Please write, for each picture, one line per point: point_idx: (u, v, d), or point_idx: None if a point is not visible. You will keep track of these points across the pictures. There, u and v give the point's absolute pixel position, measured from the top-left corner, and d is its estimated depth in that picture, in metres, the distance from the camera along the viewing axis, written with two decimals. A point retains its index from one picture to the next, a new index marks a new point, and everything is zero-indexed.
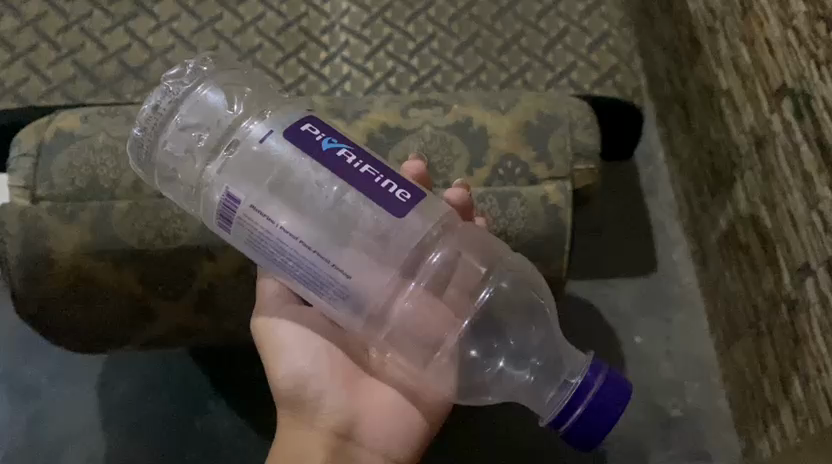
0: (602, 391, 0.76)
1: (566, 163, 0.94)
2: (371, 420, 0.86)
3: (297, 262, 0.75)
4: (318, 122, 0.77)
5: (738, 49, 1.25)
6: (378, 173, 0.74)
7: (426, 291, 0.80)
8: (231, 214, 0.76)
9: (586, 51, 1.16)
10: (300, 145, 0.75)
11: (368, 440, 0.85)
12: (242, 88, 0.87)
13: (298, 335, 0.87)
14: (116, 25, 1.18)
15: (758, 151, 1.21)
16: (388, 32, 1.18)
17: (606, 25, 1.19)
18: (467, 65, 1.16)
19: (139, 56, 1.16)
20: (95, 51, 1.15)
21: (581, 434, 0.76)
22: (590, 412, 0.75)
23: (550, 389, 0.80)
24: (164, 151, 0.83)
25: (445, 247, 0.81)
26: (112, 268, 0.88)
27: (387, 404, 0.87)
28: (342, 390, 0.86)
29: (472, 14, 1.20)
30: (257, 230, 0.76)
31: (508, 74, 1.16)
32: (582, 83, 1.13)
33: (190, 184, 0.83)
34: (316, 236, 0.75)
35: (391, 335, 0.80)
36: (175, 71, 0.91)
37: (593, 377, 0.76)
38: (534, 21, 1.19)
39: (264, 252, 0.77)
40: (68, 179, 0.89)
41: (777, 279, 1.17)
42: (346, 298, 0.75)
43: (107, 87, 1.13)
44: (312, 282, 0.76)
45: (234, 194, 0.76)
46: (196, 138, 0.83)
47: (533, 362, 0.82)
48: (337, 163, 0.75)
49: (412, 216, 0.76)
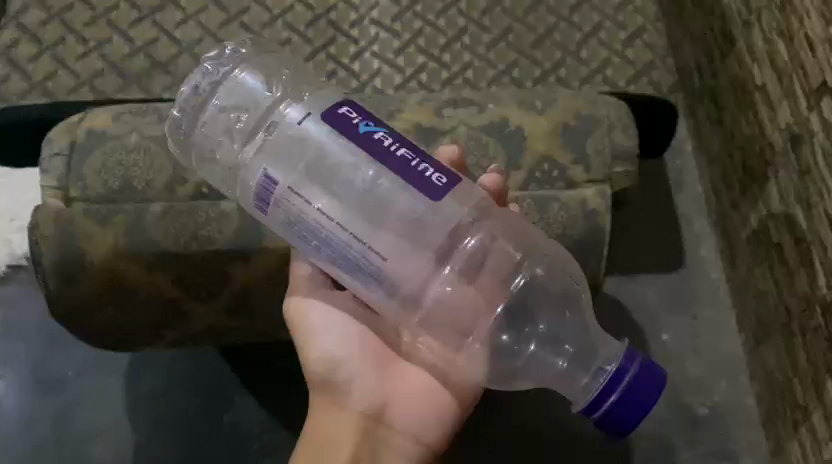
0: (636, 380, 0.75)
1: (604, 166, 0.93)
2: (403, 404, 0.85)
3: (331, 244, 0.75)
4: (354, 105, 0.76)
5: (775, 43, 1.23)
6: (413, 158, 0.73)
7: (458, 275, 0.79)
8: (266, 196, 0.75)
9: (621, 48, 1.15)
10: (336, 128, 0.75)
11: (400, 424, 0.84)
12: (280, 71, 0.87)
13: (330, 319, 0.86)
14: (142, 18, 1.17)
15: (794, 149, 1.18)
16: (419, 26, 1.16)
17: (641, 19, 1.17)
18: (498, 60, 1.14)
19: (168, 50, 1.15)
20: (123, 45, 1.15)
21: (615, 423, 0.75)
22: (624, 401, 0.75)
23: (583, 376, 0.79)
24: (202, 132, 0.83)
25: (480, 234, 0.80)
26: (146, 270, 0.87)
27: (419, 389, 0.86)
28: (374, 374, 0.85)
29: (504, 6, 1.17)
30: (292, 211, 0.75)
31: (542, 70, 1.13)
32: (616, 80, 1.12)
33: (226, 162, 0.83)
34: (350, 218, 0.75)
35: (424, 319, 0.79)
36: (215, 54, 0.92)
37: (628, 364, 0.75)
38: (567, 15, 1.17)
39: (299, 234, 0.76)
40: (102, 180, 0.88)
41: (811, 281, 1.15)
42: (381, 281, 0.75)
43: (136, 82, 1.12)
44: (344, 264, 0.76)
45: (270, 174, 0.76)
46: (234, 119, 0.83)
47: (566, 349, 0.81)
48: (374, 146, 0.74)
49: (448, 201, 0.75)
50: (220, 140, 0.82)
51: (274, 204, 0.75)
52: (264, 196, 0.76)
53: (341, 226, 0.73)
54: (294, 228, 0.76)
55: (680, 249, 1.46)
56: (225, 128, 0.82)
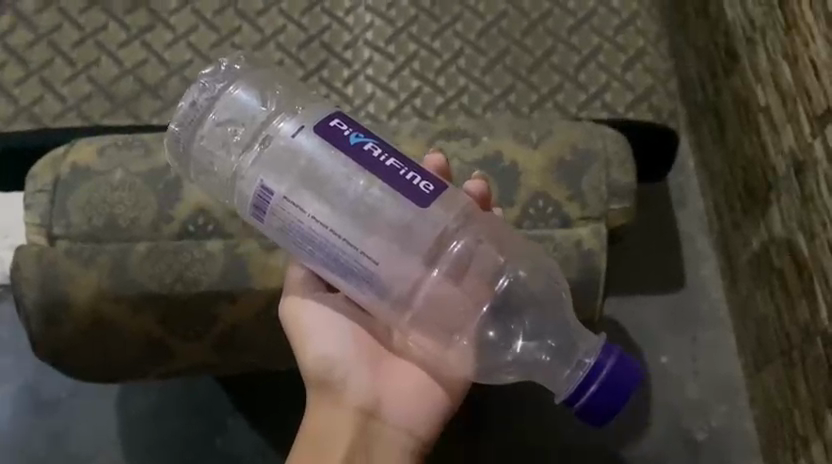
0: (614, 371, 0.74)
1: (600, 202, 0.90)
2: (395, 400, 0.83)
3: (323, 249, 0.74)
4: (345, 117, 0.75)
5: (779, 64, 1.20)
6: (403, 167, 0.72)
7: (447, 276, 0.77)
8: (262, 206, 0.74)
9: (620, 71, 1.12)
10: (327, 141, 0.74)
11: (394, 419, 0.83)
12: (273, 85, 0.86)
13: (325, 320, 0.84)
14: (131, 39, 1.15)
15: (797, 175, 1.16)
16: (413, 48, 1.14)
17: (642, 41, 1.14)
18: (495, 84, 1.11)
19: (157, 73, 1.12)
20: (111, 67, 1.12)
21: (597, 412, 0.74)
22: (604, 391, 0.73)
23: (565, 368, 0.77)
24: (199, 146, 0.82)
25: (466, 237, 0.79)
26: (131, 312, 0.86)
27: (411, 386, 0.84)
28: (368, 371, 0.83)
29: (502, 27, 1.14)
30: (286, 219, 0.74)
31: (539, 95, 1.11)
32: (615, 106, 1.10)
33: (224, 174, 0.82)
34: (341, 224, 0.73)
35: (415, 322, 0.77)
36: (210, 70, 0.91)
37: (605, 358, 0.74)
38: (566, 37, 1.14)
39: (293, 240, 0.75)
40: (86, 217, 0.86)
41: (813, 311, 1.13)
42: (373, 285, 0.74)
43: (124, 107, 1.10)
44: (338, 267, 0.74)
45: (264, 182, 0.75)
46: (231, 134, 0.81)
47: (549, 343, 0.79)
48: (363, 157, 0.73)
49: (435, 207, 0.74)
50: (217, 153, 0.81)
51: (271, 212, 0.74)
52: (259, 204, 0.74)
53: (334, 232, 0.72)
54: (288, 235, 0.75)
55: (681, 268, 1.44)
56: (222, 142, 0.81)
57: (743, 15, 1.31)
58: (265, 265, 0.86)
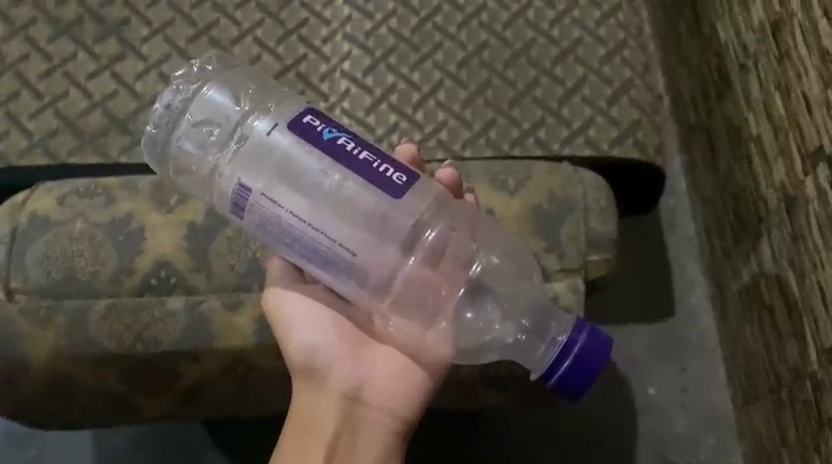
0: (585, 347, 0.75)
1: (580, 254, 0.87)
2: (378, 383, 0.82)
3: (302, 241, 0.74)
4: (318, 114, 0.75)
5: (771, 94, 1.16)
6: (375, 160, 0.72)
7: (422, 262, 0.78)
8: (241, 203, 0.74)
9: (606, 105, 1.08)
10: (301, 138, 0.74)
11: (377, 401, 0.81)
12: (246, 85, 0.87)
13: (308, 309, 0.82)
14: (101, 69, 1.12)
15: (788, 211, 1.12)
16: (391, 80, 1.10)
17: (628, 72, 1.10)
18: (475, 119, 1.08)
19: (126, 105, 1.09)
20: (80, 100, 1.09)
21: (570, 386, 0.75)
22: (576, 367, 0.74)
23: (539, 345, 0.78)
24: (177, 148, 0.83)
25: (441, 225, 0.78)
26: (90, 372, 0.83)
27: (393, 370, 0.82)
28: (349, 357, 0.82)
29: (483, 58, 1.11)
30: (265, 215, 0.74)
31: (521, 130, 1.07)
32: (600, 142, 1.06)
33: (202, 176, 0.82)
34: (319, 215, 0.73)
35: (392, 307, 0.78)
36: (183, 71, 0.92)
37: (577, 335, 0.75)
38: (550, 68, 1.10)
39: (272, 234, 0.75)
40: (44, 271, 0.84)
41: (802, 352, 1.09)
42: (351, 273, 0.74)
43: (92, 143, 1.07)
44: (318, 259, 0.74)
45: (241, 179, 0.74)
46: (207, 134, 0.82)
47: (522, 323, 0.79)
48: (337, 152, 0.73)
49: (409, 198, 0.74)
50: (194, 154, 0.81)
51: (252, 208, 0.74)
52: (238, 201, 0.74)
53: (313, 226, 0.72)
54: (267, 231, 0.75)
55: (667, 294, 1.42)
56: (199, 142, 0.82)
57: (736, 39, 1.27)
58: (227, 323, 0.83)
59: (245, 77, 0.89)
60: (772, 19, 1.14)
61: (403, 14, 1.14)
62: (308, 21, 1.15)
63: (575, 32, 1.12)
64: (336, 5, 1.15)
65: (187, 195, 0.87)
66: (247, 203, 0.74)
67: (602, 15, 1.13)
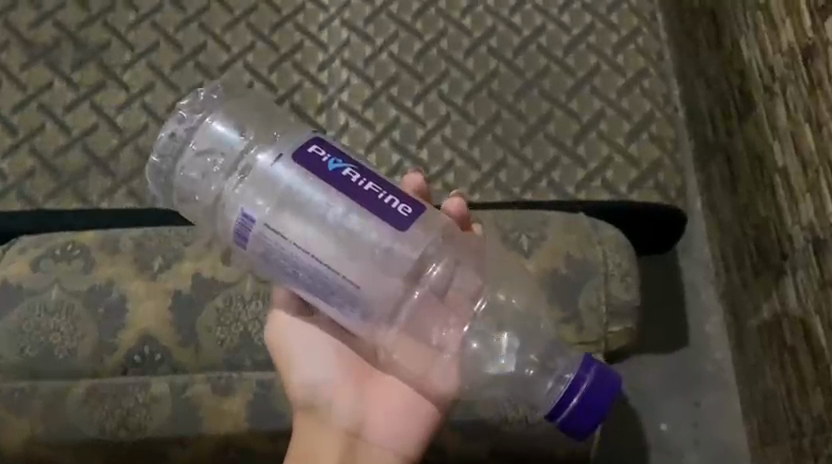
0: (594, 387, 0.65)
1: (599, 324, 0.81)
2: (381, 420, 0.73)
3: (304, 273, 0.66)
4: (324, 143, 0.67)
5: (801, 126, 1.08)
6: (378, 189, 0.65)
7: (428, 296, 0.69)
8: (244, 236, 0.67)
9: (624, 143, 1.00)
10: (304, 168, 0.66)
11: (377, 438, 0.72)
12: (250, 113, 0.78)
13: (310, 341, 0.75)
14: (80, 100, 1.04)
15: (816, 252, 1.05)
16: (393, 114, 1.02)
17: (649, 105, 1.02)
18: (484, 159, 1.00)
19: (108, 142, 1.01)
20: (57, 135, 1.01)
21: (578, 427, 0.65)
22: (585, 406, 0.65)
23: (547, 382, 0.68)
24: (180, 177, 0.75)
25: (446, 257, 0.70)
26: (70, 458, 0.77)
27: (396, 406, 0.73)
28: (349, 389, 0.74)
29: (492, 89, 1.03)
30: (268, 247, 0.66)
31: (533, 172, 0.99)
32: (618, 185, 0.98)
33: (208, 209, 0.72)
34: (321, 243, 0.65)
35: (396, 340, 0.69)
36: (188, 99, 0.84)
37: (584, 372, 0.65)
38: (564, 100, 1.02)
39: (275, 267, 0.67)
40: (18, 348, 0.78)
41: (829, 403, 1.03)
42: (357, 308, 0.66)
43: (70, 185, 0.98)
44: (321, 291, 0.66)
45: (244, 209, 0.67)
46: (211, 164, 0.73)
47: (528, 357, 0.70)
48: (341, 183, 0.65)
49: (415, 231, 0.66)
50: (196, 184, 0.73)
51: (256, 240, 0.66)
52: (242, 233, 0.67)
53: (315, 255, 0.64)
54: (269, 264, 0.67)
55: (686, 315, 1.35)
56: (202, 172, 0.73)
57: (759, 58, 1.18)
58: (216, 409, 0.77)
59: (249, 106, 0.80)
60: (803, 44, 1.06)
61: (405, 40, 1.06)
62: (303, 46, 1.06)
63: (591, 60, 1.05)
64: (333, 28, 1.07)
65: (175, 262, 0.81)
66: (251, 236, 0.66)
67: (620, 41, 1.06)
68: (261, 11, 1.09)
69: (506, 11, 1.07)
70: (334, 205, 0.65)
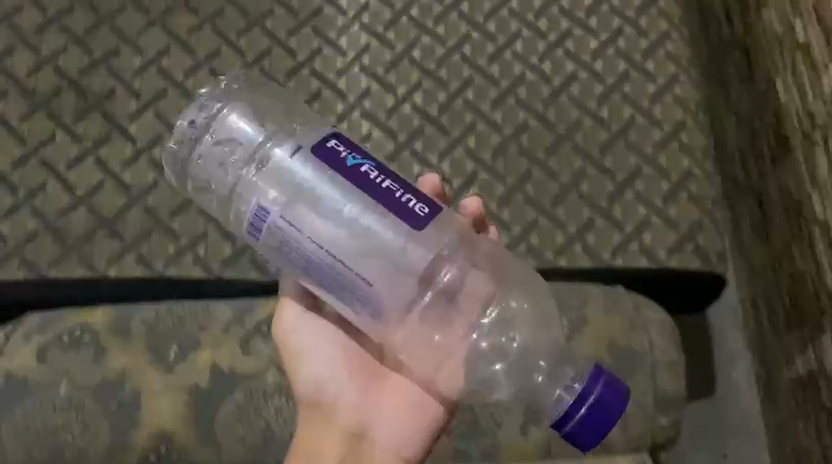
0: (603, 398, 0.58)
1: (647, 420, 0.77)
2: (386, 421, 0.69)
3: (315, 266, 0.61)
4: (343, 139, 0.62)
5: None
6: (397, 186, 0.59)
7: (442, 300, 0.64)
8: (254, 226, 0.62)
9: (662, 204, 0.95)
10: (321, 164, 0.60)
11: (382, 440, 0.68)
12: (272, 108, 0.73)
13: (318, 338, 0.70)
14: (83, 155, 0.97)
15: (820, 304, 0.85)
16: (417, 171, 0.97)
17: (687, 160, 0.97)
18: (514, 220, 0.94)
19: (114, 202, 0.95)
20: (61, 194, 0.95)
21: (582, 438, 0.58)
22: (593, 418, 0.57)
23: (555, 389, 0.62)
24: (197, 164, 0.70)
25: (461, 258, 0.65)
26: None
27: (401, 408, 0.69)
28: (357, 387, 0.69)
29: (521, 144, 0.98)
30: (279, 240, 0.61)
31: (566, 235, 0.93)
32: (657, 250, 0.93)
33: (223, 198, 0.68)
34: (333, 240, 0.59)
35: (408, 340, 0.64)
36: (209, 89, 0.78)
37: (591, 381, 0.58)
38: (598, 156, 0.97)
39: (285, 260, 0.62)
40: (23, 449, 0.73)
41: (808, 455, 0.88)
42: (370, 306, 0.61)
43: (75, 250, 0.92)
44: (331, 287, 0.61)
45: (255, 197, 0.61)
46: (228, 153, 0.67)
47: (539, 364, 0.64)
48: (358, 180, 0.59)
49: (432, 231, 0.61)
50: (212, 173, 0.68)
51: (270, 232, 0.61)
52: (253, 222, 0.62)
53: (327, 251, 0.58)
54: (278, 256, 0.62)
55: (756, 425, 0.98)
56: (219, 162, 0.67)
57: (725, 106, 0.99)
58: None
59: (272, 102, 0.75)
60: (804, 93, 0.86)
61: (429, 89, 1.01)
62: (321, 94, 1.01)
63: (625, 112, 0.99)
64: (352, 74, 1.02)
65: (190, 352, 0.77)
66: (262, 227, 0.61)
67: (656, 91, 1.00)
68: (276, 57, 1.03)
69: (534, 58, 1.02)
70: (351, 200, 0.59)
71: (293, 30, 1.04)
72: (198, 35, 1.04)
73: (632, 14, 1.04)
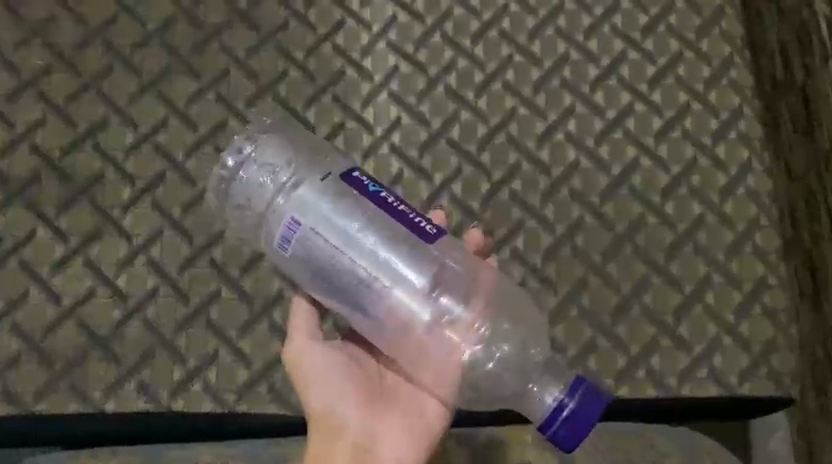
0: (582, 404, 0.59)
1: None
2: (389, 433, 0.64)
3: (335, 274, 0.61)
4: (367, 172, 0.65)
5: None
6: (411, 210, 0.62)
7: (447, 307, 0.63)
8: (279, 236, 0.62)
9: (733, 320, 0.85)
10: (344, 185, 0.63)
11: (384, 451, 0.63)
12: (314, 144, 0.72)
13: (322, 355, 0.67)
14: (69, 255, 0.84)
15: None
16: None
17: (761, 266, 0.86)
18: (569, 340, 0.83)
19: (109, 313, 0.83)
20: (45, 305, 0.82)
21: (563, 441, 0.58)
22: (573, 418, 0.58)
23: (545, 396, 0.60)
24: (236, 185, 0.68)
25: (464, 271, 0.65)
26: None
27: (404, 416, 0.65)
28: (357, 395, 0.65)
29: (576, 246, 0.86)
30: (305, 249, 0.61)
31: (627, 357, 0.83)
32: (727, 375, 0.83)
33: (256, 219, 0.66)
34: (352, 244, 0.61)
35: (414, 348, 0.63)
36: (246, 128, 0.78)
37: (574, 383, 0.59)
38: (662, 262, 0.86)
39: (305, 270, 0.63)
40: None
41: None
42: (384, 312, 0.62)
43: (66, 375, 0.80)
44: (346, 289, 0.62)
45: (285, 210, 0.62)
46: (266, 176, 0.66)
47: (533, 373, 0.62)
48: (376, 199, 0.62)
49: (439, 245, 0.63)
50: (251, 193, 0.66)
51: (295, 242, 0.62)
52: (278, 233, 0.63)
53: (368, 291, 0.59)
54: (299, 266, 0.63)
55: None
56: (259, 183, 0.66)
57: (774, 159, 0.89)
58: None
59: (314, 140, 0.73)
60: None
61: (471, 177, 0.88)
62: None
63: (694, 209, 0.87)
64: (380, 154, 0.88)
65: None
66: (287, 238, 0.62)
67: (728, 183, 0.88)
68: None
69: (590, 140, 0.89)
70: (370, 215, 0.61)
71: (311, 98, 0.90)
72: (199, 103, 0.89)
73: (701, 85, 0.91)
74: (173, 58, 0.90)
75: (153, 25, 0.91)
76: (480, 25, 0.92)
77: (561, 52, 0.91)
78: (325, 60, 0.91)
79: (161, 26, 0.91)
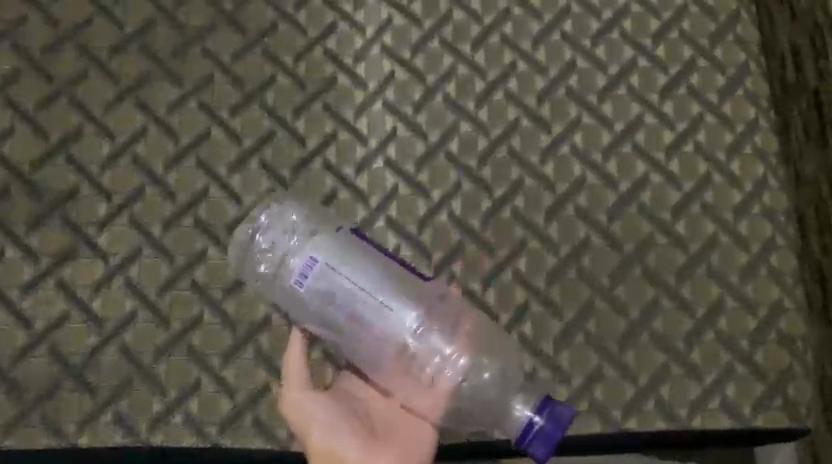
0: (551, 420, 0.62)
1: None
2: None
3: (353, 306, 0.65)
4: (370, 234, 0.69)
5: None
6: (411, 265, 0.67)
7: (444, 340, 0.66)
8: (297, 272, 0.66)
9: (747, 347, 0.80)
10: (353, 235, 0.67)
11: None
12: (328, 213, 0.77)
13: (320, 397, 0.67)
14: (41, 276, 0.78)
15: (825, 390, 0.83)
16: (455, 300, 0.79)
17: (778, 289, 0.81)
18: (574, 369, 0.79)
19: (83, 339, 0.77)
20: (15, 331, 0.77)
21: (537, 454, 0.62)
22: (543, 432, 0.62)
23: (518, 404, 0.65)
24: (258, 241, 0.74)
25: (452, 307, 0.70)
26: None
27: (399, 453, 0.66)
28: (357, 437, 0.65)
29: (582, 267, 0.81)
30: (323, 282, 0.65)
31: (635, 387, 0.79)
32: (740, 406, 0.79)
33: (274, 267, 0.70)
34: (365, 277, 0.65)
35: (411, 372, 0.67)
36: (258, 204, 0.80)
37: (543, 399, 0.63)
38: (673, 285, 0.81)
39: (322, 304, 0.66)
40: None
41: None
42: (389, 336, 0.65)
43: (38, 406, 0.75)
44: (357, 316, 0.65)
45: (302, 251, 0.67)
46: (286, 232, 0.71)
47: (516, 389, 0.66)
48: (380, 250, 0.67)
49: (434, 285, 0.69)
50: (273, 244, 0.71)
51: (313, 275, 0.65)
52: (294, 271, 0.67)
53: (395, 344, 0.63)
54: (316, 301, 0.66)
55: None
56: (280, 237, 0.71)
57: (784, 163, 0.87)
58: None
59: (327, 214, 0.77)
60: None
61: (471, 193, 0.82)
62: (336, 195, 0.82)
63: (706, 228, 0.82)
64: (374, 168, 0.83)
65: None
66: (305, 273, 0.66)
67: (743, 201, 0.83)
68: (279, 144, 0.83)
69: (598, 155, 0.84)
70: (381, 260, 0.66)
71: (300, 106, 0.84)
72: (180, 112, 0.83)
73: (715, 96, 0.86)
74: (152, 63, 0.84)
75: (131, 27, 0.85)
76: (481, 30, 0.86)
77: (567, 59, 0.86)
78: (316, 66, 0.85)
79: (139, 29, 0.85)
